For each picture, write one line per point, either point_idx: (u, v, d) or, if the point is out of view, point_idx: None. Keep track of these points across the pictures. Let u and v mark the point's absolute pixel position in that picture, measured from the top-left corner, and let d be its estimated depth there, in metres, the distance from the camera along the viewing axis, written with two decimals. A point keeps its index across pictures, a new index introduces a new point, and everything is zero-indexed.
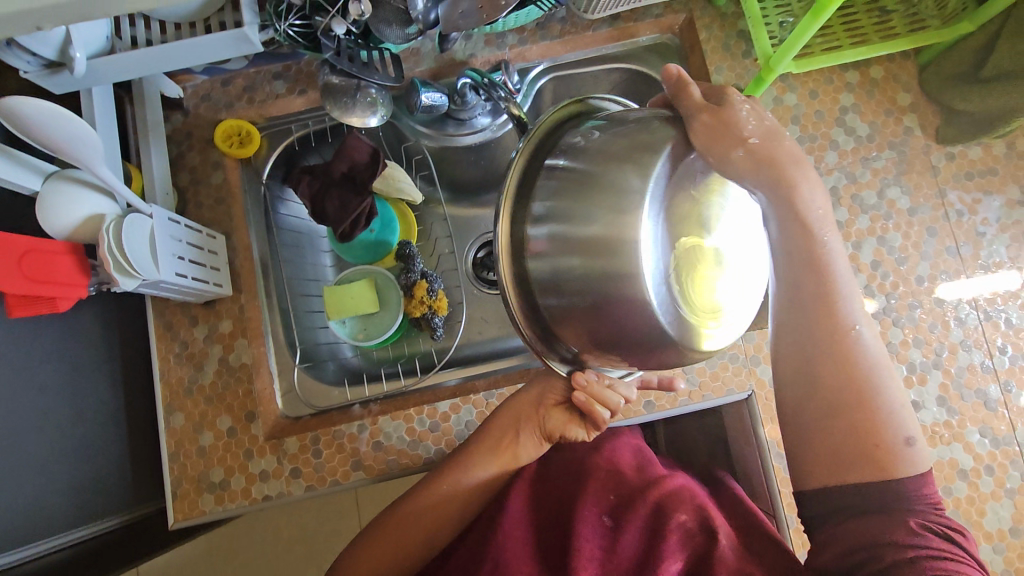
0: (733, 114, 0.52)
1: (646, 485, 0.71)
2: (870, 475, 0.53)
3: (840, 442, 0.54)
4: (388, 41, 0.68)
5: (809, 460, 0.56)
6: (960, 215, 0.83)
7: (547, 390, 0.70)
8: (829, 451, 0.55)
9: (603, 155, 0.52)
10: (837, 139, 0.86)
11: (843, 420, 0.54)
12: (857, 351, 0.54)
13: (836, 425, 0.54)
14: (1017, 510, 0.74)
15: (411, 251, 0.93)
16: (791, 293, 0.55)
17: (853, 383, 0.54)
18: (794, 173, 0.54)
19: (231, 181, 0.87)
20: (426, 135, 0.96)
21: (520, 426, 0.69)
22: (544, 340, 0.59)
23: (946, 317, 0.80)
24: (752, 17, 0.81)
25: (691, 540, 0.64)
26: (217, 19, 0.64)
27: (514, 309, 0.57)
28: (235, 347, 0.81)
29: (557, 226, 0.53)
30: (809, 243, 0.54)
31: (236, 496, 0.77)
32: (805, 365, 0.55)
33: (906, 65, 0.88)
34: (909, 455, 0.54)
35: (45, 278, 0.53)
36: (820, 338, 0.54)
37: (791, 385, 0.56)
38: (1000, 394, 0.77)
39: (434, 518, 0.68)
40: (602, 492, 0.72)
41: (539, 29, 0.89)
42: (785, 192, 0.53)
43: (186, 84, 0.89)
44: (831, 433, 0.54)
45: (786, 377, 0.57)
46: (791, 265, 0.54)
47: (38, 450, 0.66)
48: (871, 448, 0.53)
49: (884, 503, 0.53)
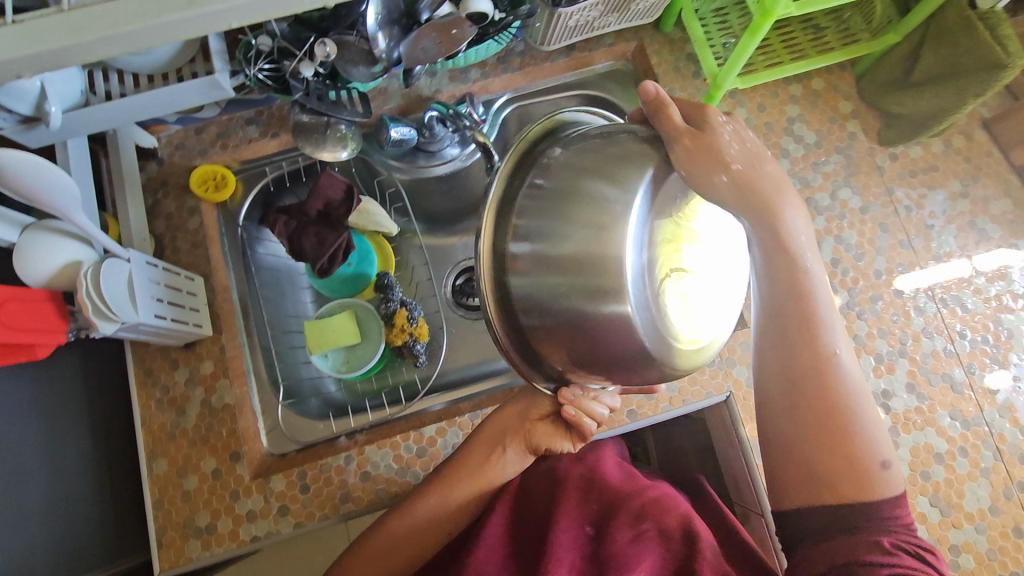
0: (714, 138, 0.55)
1: (626, 495, 0.72)
2: (846, 496, 0.53)
3: (815, 458, 0.54)
4: (355, 80, 0.71)
5: (785, 481, 0.56)
6: (908, 210, 0.87)
7: (532, 406, 0.72)
8: (805, 471, 0.55)
9: (585, 172, 0.55)
10: (787, 147, 0.91)
11: (819, 440, 0.55)
12: (836, 375, 0.55)
13: (814, 445, 0.55)
14: (994, 488, 0.77)
15: (390, 281, 0.95)
16: (776, 315, 0.56)
17: (831, 403, 0.55)
18: (780, 202, 0.56)
19: (207, 225, 0.89)
20: (397, 169, 0.99)
21: (506, 439, 0.71)
22: (528, 361, 0.61)
23: (906, 307, 0.83)
24: (697, 40, 0.87)
25: (671, 545, 0.65)
26: (189, 69, 0.67)
27: (498, 331, 0.58)
28: (217, 388, 0.81)
29: (538, 247, 0.55)
30: (792, 267, 0.56)
31: (223, 539, 0.76)
32: (786, 385, 0.56)
33: (844, 76, 0.94)
34: (885, 478, 0.54)
35: (23, 325, 0.53)
36: (802, 360, 0.56)
37: (772, 405, 0.57)
38: (965, 377, 0.81)
39: (420, 537, 0.69)
40: (584, 502, 0.72)
41: (500, 62, 0.94)
42: (769, 219, 0.56)
43: (160, 134, 0.91)
44: (809, 448, 0.55)
45: (768, 398, 0.57)
46: (776, 295, 0.56)
47: (17, 505, 0.65)
48: (846, 468, 0.54)
49: (856, 522, 0.53)
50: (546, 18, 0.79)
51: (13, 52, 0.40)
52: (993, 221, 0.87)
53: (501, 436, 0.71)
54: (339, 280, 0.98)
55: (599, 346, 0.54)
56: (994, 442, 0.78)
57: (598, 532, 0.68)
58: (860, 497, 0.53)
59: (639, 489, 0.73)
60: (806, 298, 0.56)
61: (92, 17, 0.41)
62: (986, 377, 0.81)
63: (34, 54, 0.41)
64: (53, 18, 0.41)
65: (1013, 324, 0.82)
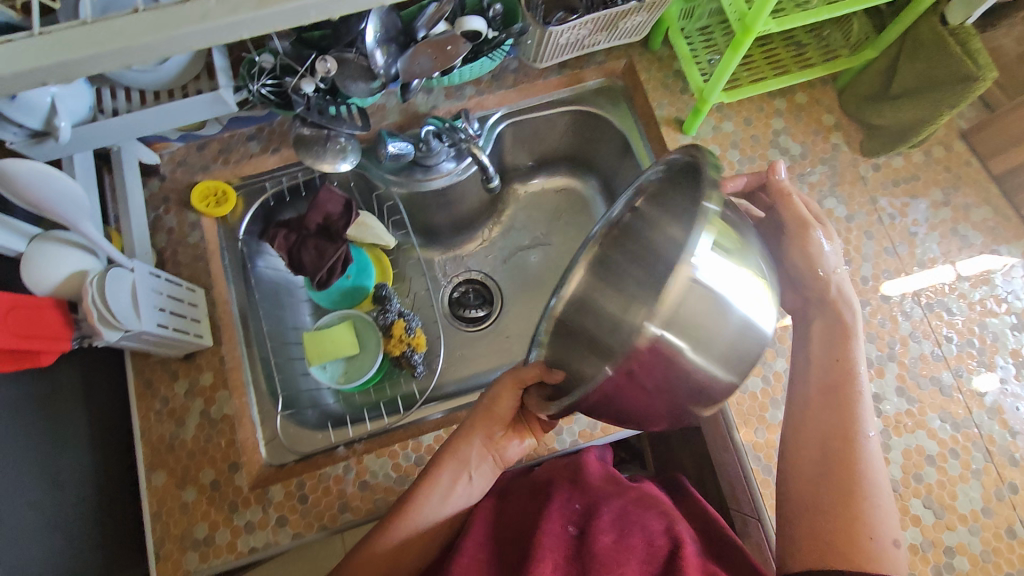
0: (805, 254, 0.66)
1: (609, 494, 0.72)
2: (852, 560, 0.55)
3: (829, 520, 0.57)
4: (354, 96, 0.72)
5: (798, 539, 0.58)
6: (892, 218, 0.90)
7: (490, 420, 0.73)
8: (818, 533, 0.57)
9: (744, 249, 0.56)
10: (774, 159, 0.94)
11: (838, 506, 0.57)
12: (865, 453, 0.59)
13: (831, 510, 0.57)
14: (986, 490, 0.78)
15: (387, 292, 0.97)
16: (824, 393, 0.62)
17: (855, 468, 0.59)
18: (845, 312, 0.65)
19: (208, 239, 0.90)
20: (396, 183, 0.99)
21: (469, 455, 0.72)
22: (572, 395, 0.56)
23: (894, 312, 0.85)
24: (682, 58, 0.90)
25: (654, 548, 0.64)
26: (194, 86, 0.69)
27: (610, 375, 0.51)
28: (217, 399, 0.82)
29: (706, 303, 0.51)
30: (844, 360, 0.63)
31: (222, 551, 0.76)
32: (822, 453, 0.60)
33: (826, 91, 0.98)
34: (898, 556, 0.56)
35: (29, 332, 0.55)
36: (838, 432, 0.60)
37: (805, 468, 0.60)
38: (953, 380, 0.82)
39: (397, 561, 0.68)
40: (566, 501, 0.71)
41: (495, 79, 0.97)
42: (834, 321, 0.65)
43: (162, 151, 0.93)
44: (826, 512, 0.57)
45: (801, 463, 0.61)
46: (825, 380, 0.63)
47: (15, 516, 0.65)
48: (860, 535, 0.55)
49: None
50: (537, 38, 0.81)
51: (34, 61, 0.42)
52: (975, 228, 0.89)
53: (473, 440, 0.72)
54: (339, 293, 0.99)
55: (692, 389, 0.52)
56: (984, 444, 0.80)
57: (581, 532, 0.67)
58: (868, 559, 0.55)
59: (619, 492, 0.72)
60: (854, 382, 0.62)
61: (110, 31, 0.43)
62: (974, 379, 0.82)
63: (42, 63, 0.42)
64: (75, 30, 0.43)
65: (998, 328, 0.84)
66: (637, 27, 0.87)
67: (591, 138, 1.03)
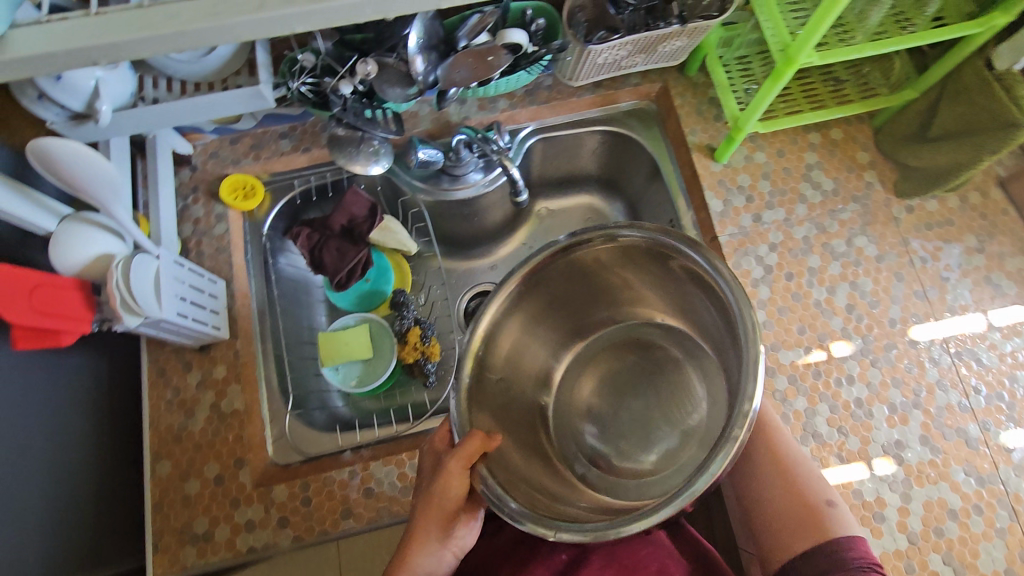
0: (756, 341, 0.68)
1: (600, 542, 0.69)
2: (812, 538, 0.61)
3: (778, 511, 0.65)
4: (389, 100, 0.74)
5: (766, 538, 0.65)
6: (924, 262, 0.88)
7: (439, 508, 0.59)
8: (777, 519, 0.65)
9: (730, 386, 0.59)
10: (805, 193, 0.92)
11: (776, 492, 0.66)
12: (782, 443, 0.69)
13: (773, 494, 0.66)
14: (1010, 551, 0.74)
15: (405, 299, 0.97)
16: None
17: (786, 468, 0.67)
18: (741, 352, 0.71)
19: (233, 232, 0.91)
20: (423, 190, 0.99)
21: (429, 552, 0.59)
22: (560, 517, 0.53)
23: (921, 358, 0.83)
24: (719, 85, 0.90)
25: None
26: (234, 81, 0.70)
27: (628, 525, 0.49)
28: (228, 393, 0.82)
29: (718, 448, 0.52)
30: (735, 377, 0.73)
31: (219, 548, 0.74)
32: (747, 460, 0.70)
33: (861, 128, 0.97)
34: (839, 515, 0.63)
35: (52, 310, 0.55)
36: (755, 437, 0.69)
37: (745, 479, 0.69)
38: (980, 433, 0.79)
39: None
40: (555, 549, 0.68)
41: (528, 95, 0.97)
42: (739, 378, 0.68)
43: (196, 142, 0.94)
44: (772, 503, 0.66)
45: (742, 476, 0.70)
46: None
47: (19, 495, 0.65)
48: (805, 507, 0.64)
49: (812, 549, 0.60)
50: (575, 55, 0.81)
51: (85, 41, 0.43)
52: (1008, 277, 0.87)
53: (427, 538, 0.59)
54: (357, 295, 0.99)
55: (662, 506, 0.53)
56: (1010, 502, 0.76)
57: None
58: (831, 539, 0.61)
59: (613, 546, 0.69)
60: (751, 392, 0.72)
61: (165, 15, 0.44)
62: (1002, 434, 0.79)
63: (94, 43, 0.43)
64: (130, 13, 0.44)
65: None
66: (675, 52, 0.87)
67: (620, 159, 1.03)
